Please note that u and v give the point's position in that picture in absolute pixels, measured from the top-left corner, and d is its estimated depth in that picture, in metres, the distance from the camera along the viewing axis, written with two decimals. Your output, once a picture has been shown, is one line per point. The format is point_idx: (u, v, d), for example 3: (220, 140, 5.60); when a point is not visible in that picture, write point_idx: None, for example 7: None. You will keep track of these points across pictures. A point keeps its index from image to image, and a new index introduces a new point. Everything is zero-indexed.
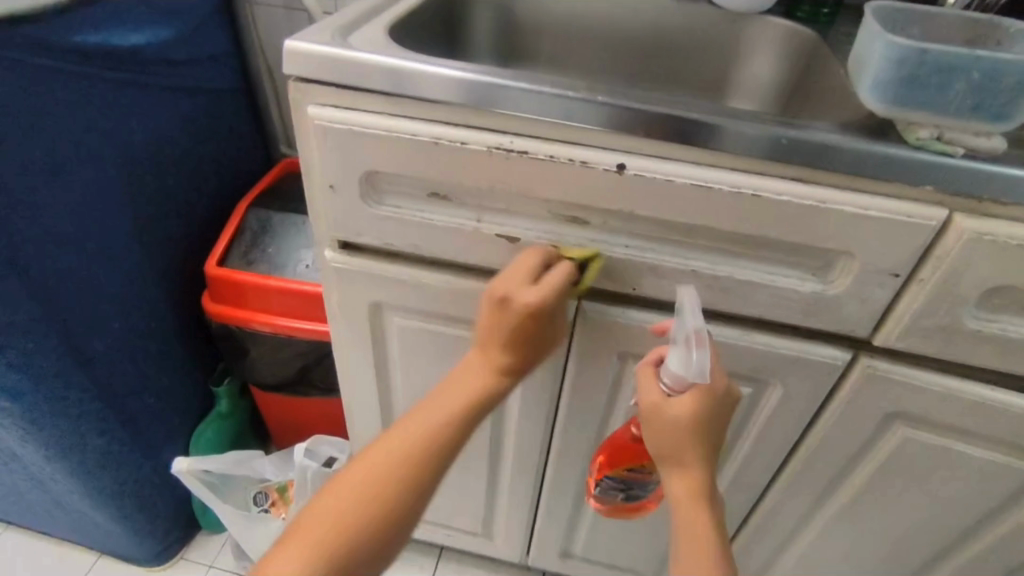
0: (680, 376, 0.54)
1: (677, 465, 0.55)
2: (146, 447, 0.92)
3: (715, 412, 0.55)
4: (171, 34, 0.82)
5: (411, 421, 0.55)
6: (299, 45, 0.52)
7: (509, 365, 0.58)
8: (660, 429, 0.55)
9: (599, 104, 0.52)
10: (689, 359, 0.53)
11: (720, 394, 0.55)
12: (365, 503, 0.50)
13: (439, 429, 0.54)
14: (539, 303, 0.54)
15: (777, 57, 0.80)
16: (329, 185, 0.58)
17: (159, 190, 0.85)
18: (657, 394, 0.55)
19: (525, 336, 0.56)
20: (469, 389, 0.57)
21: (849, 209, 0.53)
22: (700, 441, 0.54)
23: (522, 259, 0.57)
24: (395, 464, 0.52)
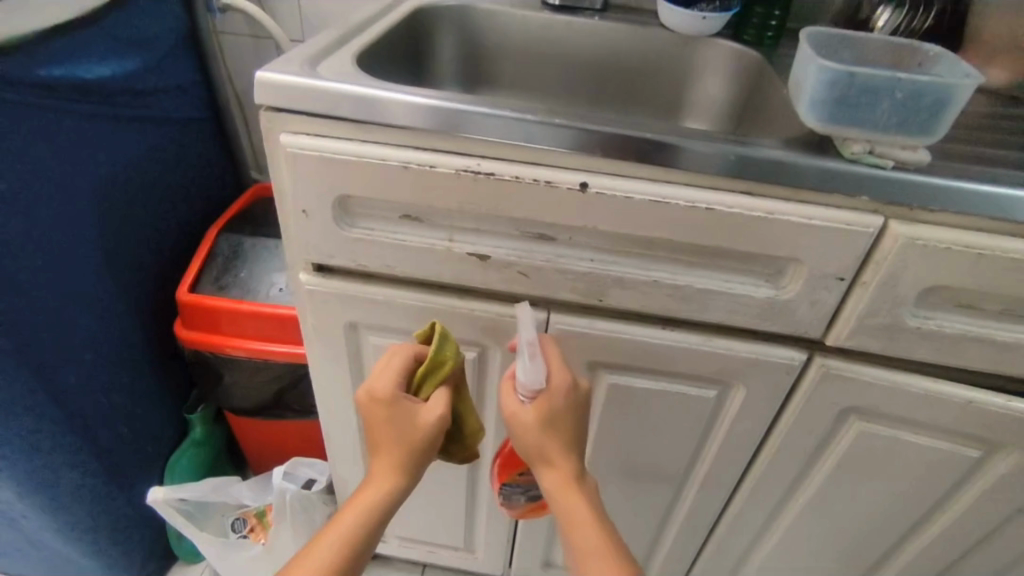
0: (525, 386, 0.56)
1: (546, 463, 0.58)
2: (122, 476, 0.94)
3: (565, 407, 0.57)
4: (136, 66, 0.85)
5: (334, 530, 0.56)
6: (270, 79, 0.58)
7: (399, 463, 0.58)
8: (521, 436, 0.58)
9: (558, 126, 0.57)
10: (526, 367, 0.56)
11: (566, 389, 0.57)
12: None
13: (361, 518, 0.57)
14: (377, 389, 0.56)
15: (725, 79, 0.89)
16: (302, 211, 0.64)
17: (129, 220, 0.88)
18: (514, 404, 0.58)
19: (387, 428, 0.57)
20: (374, 498, 0.57)
21: (794, 219, 0.56)
22: (555, 436, 0.57)
23: (393, 355, 0.59)
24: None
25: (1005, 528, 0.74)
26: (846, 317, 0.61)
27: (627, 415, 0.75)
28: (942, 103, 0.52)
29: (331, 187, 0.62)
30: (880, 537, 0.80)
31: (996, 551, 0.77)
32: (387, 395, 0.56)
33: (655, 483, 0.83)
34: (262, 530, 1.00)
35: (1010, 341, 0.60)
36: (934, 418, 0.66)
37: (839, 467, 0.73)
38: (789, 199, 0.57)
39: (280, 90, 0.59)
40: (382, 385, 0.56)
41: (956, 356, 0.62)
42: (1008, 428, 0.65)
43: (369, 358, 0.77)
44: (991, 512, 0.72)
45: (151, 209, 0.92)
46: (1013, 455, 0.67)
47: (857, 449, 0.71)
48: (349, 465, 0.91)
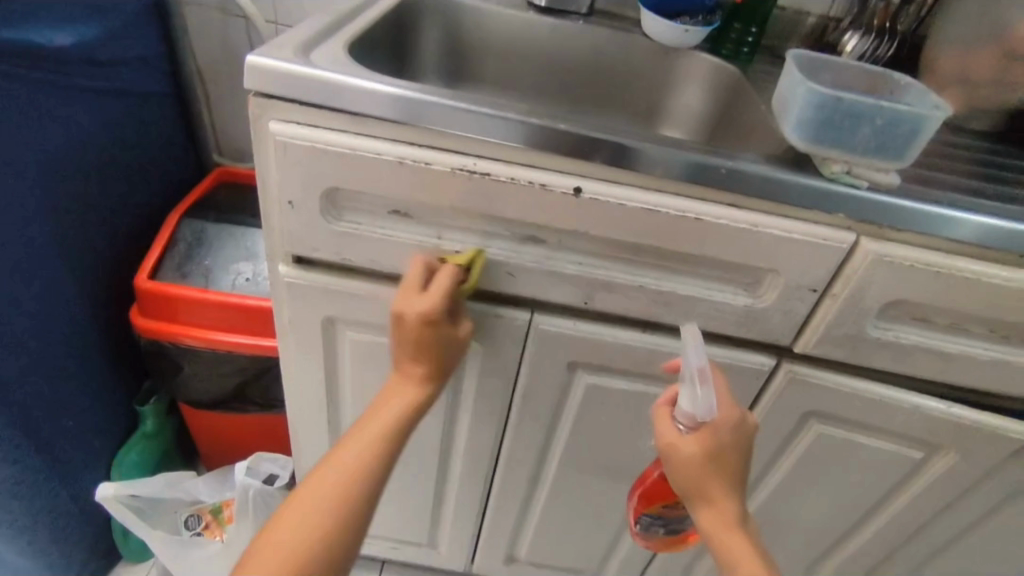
0: (690, 415, 0.57)
1: (706, 502, 0.58)
2: (66, 471, 0.89)
3: (729, 444, 0.58)
4: (95, 36, 0.80)
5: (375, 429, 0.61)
6: (261, 63, 0.56)
7: (430, 374, 0.65)
8: (681, 468, 0.58)
9: (556, 130, 0.57)
10: (694, 396, 0.56)
11: (731, 426, 0.58)
12: (327, 512, 0.54)
13: (399, 418, 0.62)
14: (430, 310, 0.60)
15: (701, 90, 0.92)
16: (287, 202, 0.62)
17: (82, 199, 0.83)
18: (672, 432, 0.58)
19: (427, 344, 0.63)
20: (404, 403, 0.64)
21: (776, 232, 0.59)
22: (718, 473, 0.57)
23: (412, 272, 0.62)
24: (339, 480, 0.56)
25: (938, 525, 0.79)
26: (815, 326, 0.65)
27: (601, 414, 0.77)
28: (916, 131, 0.56)
29: (320, 180, 0.61)
30: (830, 533, 0.85)
31: (932, 546, 0.83)
32: (435, 314, 0.60)
33: (622, 481, 0.85)
34: (218, 527, 0.96)
35: (956, 353, 0.64)
36: (887, 422, 0.71)
37: (796, 466, 0.78)
38: (772, 213, 0.60)
39: (271, 75, 0.57)
40: (432, 305, 0.60)
41: (911, 366, 0.66)
42: (948, 433, 0.70)
43: (345, 353, 0.76)
44: (927, 510, 0.78)
45: (107, 188, 0.87)
46: (951, 458, 0.72)
47: (815, 450, 0.75)
48: (315, 459, 0.89)
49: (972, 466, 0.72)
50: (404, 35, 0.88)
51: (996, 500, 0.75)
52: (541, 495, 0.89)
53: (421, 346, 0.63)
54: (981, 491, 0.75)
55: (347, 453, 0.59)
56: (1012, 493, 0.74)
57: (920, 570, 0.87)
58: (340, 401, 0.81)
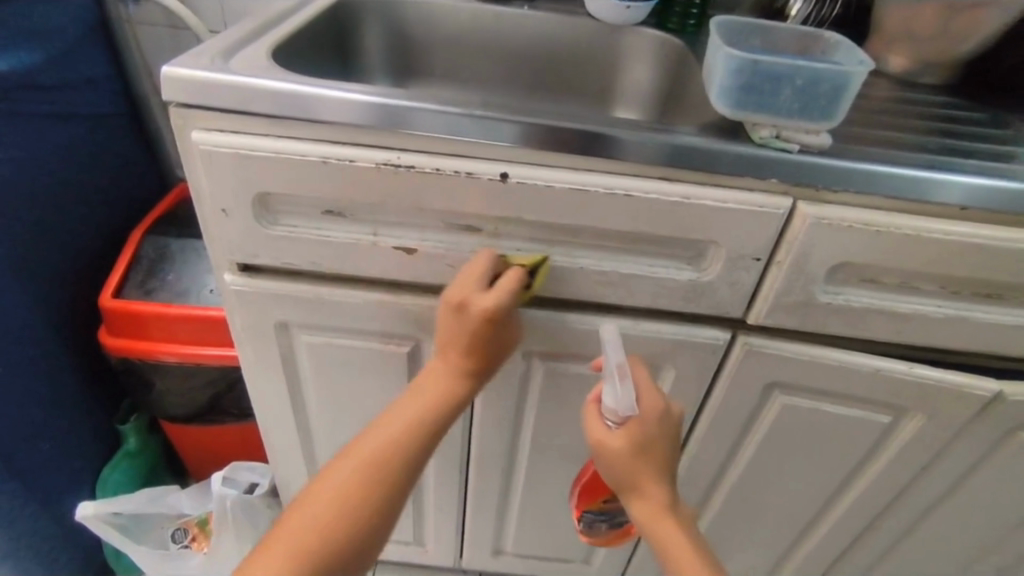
0: (615, 411, 0.56)
1: (638, 493, 0.57)
2: (46, 492, 0.90)
3: (655, 436, 0.57)
4: (35, 60, 0.80)
5: (398, 427, 0.60)
6: (176, 74, 0.56)
7: (466, 367, 0.64)
8: (612, 463, 0.57)
9: (476, 116, 0.57)
10: (617, 392, 0.55)
11: (655, 417, 0.57)
12: (342, 513, 0.55)
13: (423, 416, 0.62)
14: (494, 306, 0.59)
15: (651, 67, 0.91)
16: (221, 211, 0.62)
17: (40, 224, 0.83)
18: (601, 430, 0.57)
19: (457, 332, 0.62)
20: (433, 395, 0.63)
21: (709, 203, 0.58)
22: (647, 465, 0.57)
23: (474, 261, 0.61)
24: (342, 485, 0.56)
25: (916, 490, 0.78)
26: (764, 296, 0.64)
27: (564, 400, 0.77)
28: (840, 88, 0.55)
29: (249, 186, 0.60)
30: (809, 505, 0.84)
31: (914, 513, 0.81)
32: (500, 311, 0.59)
33: None
34: (205, 538, 0.98)
35: (910, 312, 0.63)
36: (849, 388, 0.69)
37: (766, 439, 0.76)
38: (705, 184, 0.59)
39: (187, 86, 0.57)
40: (498, 301, 0.59)
41: (866, 330, 0.65)
42: (913, 395, 0.68)
43: (302, 357, 0.76)
44: (903, 475, 0.76)
45: (65, 212, 0.88)
46: (919, 420, 0.70)
47: (782, 421, 0.74)
48: (290, 466, 0.89)
49: (942, 428, 0.70)
50: (344, 33, 0.88)
51: (969, 461, 0.74)
52: (517, 485, 0.89)
53: (474, 339, 0.62)
54: (954, 452, 0.73)
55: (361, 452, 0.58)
56: (986, 452, 0.73)
57: (906, 538, 0.85)
58: (305, 405, 0.82)
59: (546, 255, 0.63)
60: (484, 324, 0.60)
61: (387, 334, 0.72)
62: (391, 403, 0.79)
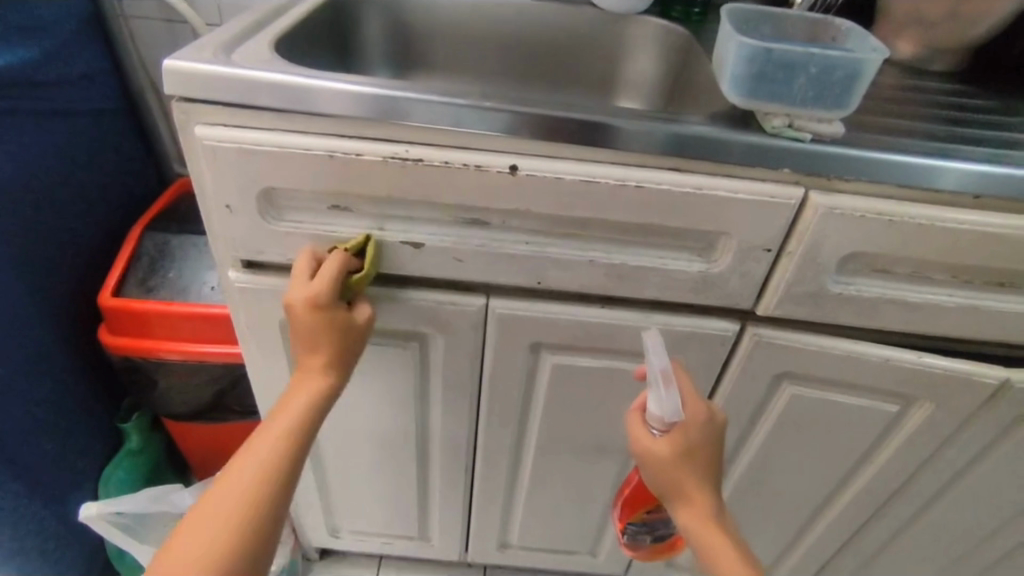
0: (660, 418, 0.56)
1: (684, 500, 0.57)
2: (49, 493, 0.89)
3: (700, 442, 0.57)
4: (28, 56, 0.78)
5: (287, 416, 0.58)
6: (178, 67, 0.55)
7: (331, 359, 0.61)
8: (656, 470, 0.57)
9: (484, 108, 0.56)
10: (661, 399, 0.55)
11: (701, 423, 0.57)
12: (256, 494, 0.52)
13: (300, 408, 0.59)
14: (320, 292, 0.58)
15: (655, 57, 0.90)
16: (225, 206, 0.61)
17: (38, 223, 0.82)
18: (646, 437, 0.57)
19: (330, 328, 0.60)
20: (311, 393, 0.60)
21: (721, 193, 0.58)
22: (691, 471, 0.56)
23: (303, 257, 0.61)
24: (255, 476, 0.53)
25: (922, 478, 0.78)
26: (775, 287, 0.63)
27: (571, 393, 0.76)
28: (853, 77, 0.54)
29: (254, 181, 0.59)
30: (816, 494, 0.84)
31: (919, 501, 0.81)
32: (326, 300, 0.59)
33: (602, 458, 0.85)
34: None
35: (920, 302, 0.63)
36: (858, 378, 0.69)
37: (773, 430, 0.76)
38: (716, 174, 0.58)
39: (190, 79, 0.55)
40: (320, 288, 0.58)
41: (876, 320, 0.65)
42: (921, 384, 0.68)
43: None
44: (910, 464, 0.76)
45: (63, 209, 0.86)
46: (927, 409, 0.71)
47: (790, 412, 0.74)
48: None
49: (949, 416, 0.71)
50: (343, 20, 0.86)
51: (976, 449, 0.74)
52: (524, 478, 0.89)
53: (318, 334, 0.60)
54: (961, 440, 0.73)
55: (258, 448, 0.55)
56: (992, 440, 0.73)
57: (910, 525, 0.86)
58: None
59: (419, 238, 0.63)
60: (320, 317, 0.59)
61: (393, 329, 0.71)
62: (397, 399, 0.79)
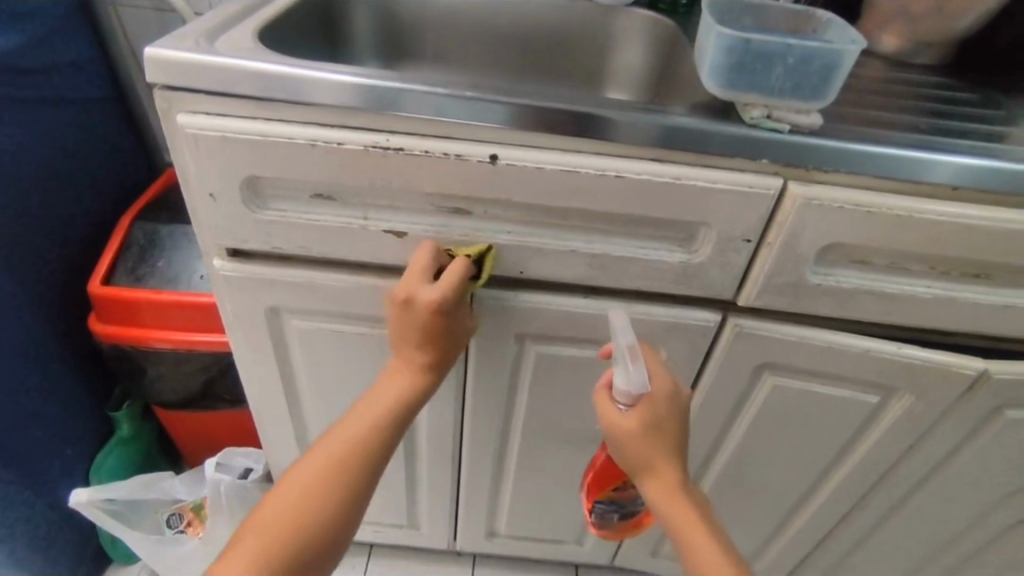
0: (626, 391, 0.58)
1: (652, 474, 0.59)
2: (41, 480, 0.90)
3: (666, 417, 0.59)
4: (14, 42, 0.78)
5: (363, 424, 0.62)
6: (160, 55, 0.55)
7: (431, 362, 0.65)
8: (624, 444, 0.59)
9: (464, 98, 0.56)
10: (629, 373, 0.58)
11: (667, 398, 0.59)
12: (295, 512, 0.57)
13: (376, 426, 0.63)
14: (440, 299, 0.59)
15: (644, 49, 0.90)
16: (209, 194, 0.62)
17: (25, 211, 0.82)
18: (613, 412, 0.59)
19: (409, 324, 0.63)
20: (398, 394, 0.64)
21: (700, 184, 0.58)
22: (659, 446, 0.59)
23: (417, 256, 0.61)
24: (294, 486, 0.58)
25: (903, 468, 0.79)
26: (755, 277, 0.64)
27: (556, 383, 0.77)
28: (832, 68, 0.54)
29: (237, 169, 0.60)
30: (799, 484, 0.85)
31: (901, 492, 0.82)
32: (444, 305, 0.60)
33: (588, 448, 0.86)
34: (200, 523, 0.99)
35: (899, 293, 0.63)
36: (839, 369, 0.70)
37: (756, 420, 0.77)
38: (696, 165, 0.59)
39: (172, 67, 0.56)
40: (439, 296, 0.59)
41: (856, 311, 0.65)
42: (901, 375, 0.69)
43: (294, 342, 0.76)
44: (891, 454, 0.77)
45: (53, 197, 0.87)
46: (907, 400, 0.71)
47: (772, 402, 0.75)
48: (285, 451, 0.90)
49: (929, 407, 0.71)
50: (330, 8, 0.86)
51: (955, 440, 0.75)
52: (511, 467, 0.90)
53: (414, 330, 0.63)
54: (941, 431, 0.74)
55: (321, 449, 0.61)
56: (972, 431, 0.74)
57: (892, 515, 0.87)
58: (298, 390, 0.82)
59: (490, 243, 0.63)
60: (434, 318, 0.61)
61: (378, 319, 0.72)
62: None
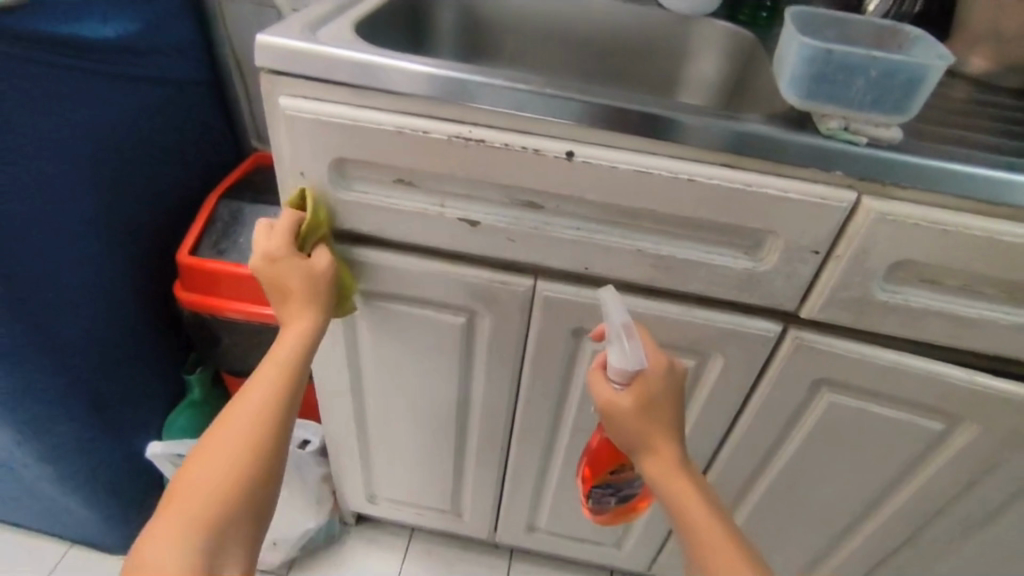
0: (622, 369, 0.57)
1: (650, 451, 0.59)
2: (120, 430, 0.97)
3: (662, 392, 0.59)
4: (131, 28, 0.86)
5: (256, 391, 0.58)
6: (269, 41, 0.60)
7: (318, 304, 0.66)
8: (621, 425, 0.59)
9: (545, 96, 0.58)
10: (624, 350, 0.57)
11: (662, 373, 0.60)
12: (223, 484, 0.52)
13: (273, 394, 0.59)
14: (277, 247, 0.64)
15: (720, 58, 0.91)
16: (300, 173, 0.66)
17: (128, 181, 0.90)
18: (608, 392, 0.59)
19: (305, 280, 0.65)
20: (299, 339, 0.64)
21: (772, 191, 0.59)
22: (655, 421, 0.59)
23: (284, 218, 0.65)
24: (233, 452, 0.54)
25: (964, 501, 0.76)
26: (820, 290, 0.64)
27: None
28: (916, 82, 0.54)
29: (327, 151, 0.64)
30: (851, 507, 0.83)
31: (960, 526, 0.79)
32: (281, 252, 0.64)
33: None
34: None
35: (971, 316, 0.62)
36: (903, 391, 0.68)
37: (810, 437, 0.76)
38: (769, 173, 0.59)
39: (279, 53, 0.60)
40: (274, 244, 0.64)
41: (925, 332, 0.64)
42: (968, 403, 0.67)
43: (361, 320, 0.79)
44: (952, 485, 0.75)
45: (152, 170, 0.94)
46: (972, 430, 0.69)
47: (829, 420, 0.74)
48: (341, 425, 0.94)
49: (997, 439, 0.69)
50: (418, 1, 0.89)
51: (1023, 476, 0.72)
52: (557, 463, 0.91)
53: (314, 284, 0.65)
54: (1009, 466, 0.71)
55: (234, 425, 0.56)
56: None
57: (949, 549, 0.84)
58: (359, 367, 0.86)
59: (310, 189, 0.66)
60: (307, 269, 0.64)
61: (442, 303, 0.75)
62: (442, 370, 0.83)
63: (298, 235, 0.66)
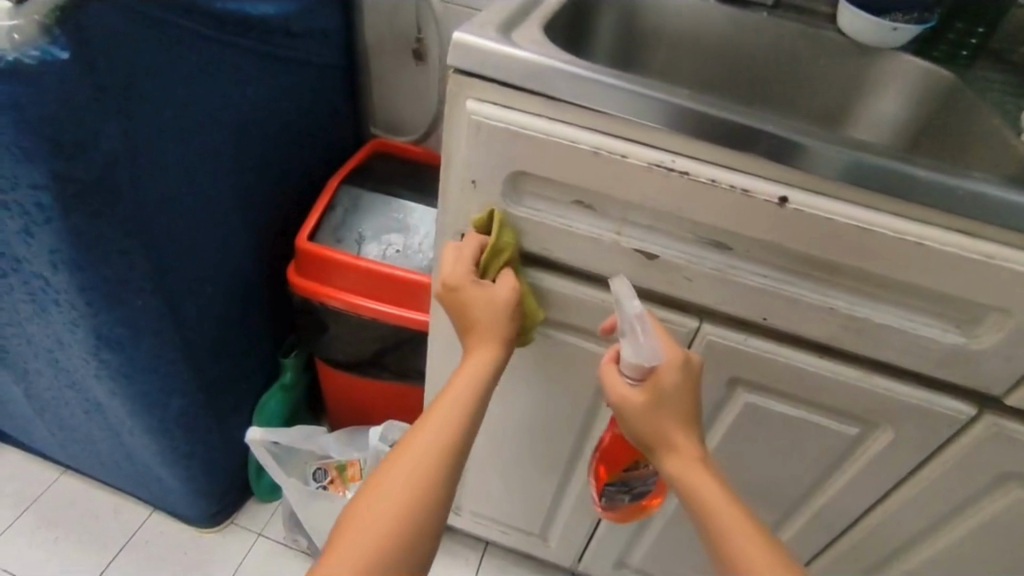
0: (636, 364, 0.53)
1: (668, 447, 0.54)
2: (221, 410, 0.96)
3: (677, 385, 0.54)
4: (290, 6, 0.82)
5: (434, 419, 0.54)
6: (467, 40, 0.55)
7: (501, 334, 0.61)
8: (634, 422, 0.55)
9: (768, 134, 0.52)
10: (637, 345, 0.53)
11: (678, 365, 0.55)
12: (395, 519, 0.49)
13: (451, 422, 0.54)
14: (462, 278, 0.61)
15: (906, 98, 0.83)
16: (470, 181, 0.62)
17: (263, 161, 0.87)
18: (623, 387, 0.55)
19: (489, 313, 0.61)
20: (481, 368, 0.59)
21: (1015, 269, 0.52)
22: (670, 415, 0.54)
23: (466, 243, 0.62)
24: (408, 481, 0.50)
25: None
26: None
27: (753, 436, 0.73)
28: None
29: (507, 162, 0.59)
30: None
31: None
32: (463, 282, 0.61)
33: (762, 506, 0.80)
34: (342, 483, 0.99)
35: None
36: None
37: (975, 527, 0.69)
38: (1013, 246, 0.52)
39: (474, 54, 0.56)
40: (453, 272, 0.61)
41: None
42: None
43: None
44: None
45: (284, 151, 0.91)
46: None
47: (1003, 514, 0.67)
48: None
49: None
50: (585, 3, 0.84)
51: None
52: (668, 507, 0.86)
53: (494, 320, 0.61)
54: None
55: (416, 449, 0.52)
56: None
57: None
58: None
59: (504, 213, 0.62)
60: (491, 302, 0.61)
61: (591, 332, 0.70)
62: (569, 397, 0.78)
63: (480, 261, 0.62)
